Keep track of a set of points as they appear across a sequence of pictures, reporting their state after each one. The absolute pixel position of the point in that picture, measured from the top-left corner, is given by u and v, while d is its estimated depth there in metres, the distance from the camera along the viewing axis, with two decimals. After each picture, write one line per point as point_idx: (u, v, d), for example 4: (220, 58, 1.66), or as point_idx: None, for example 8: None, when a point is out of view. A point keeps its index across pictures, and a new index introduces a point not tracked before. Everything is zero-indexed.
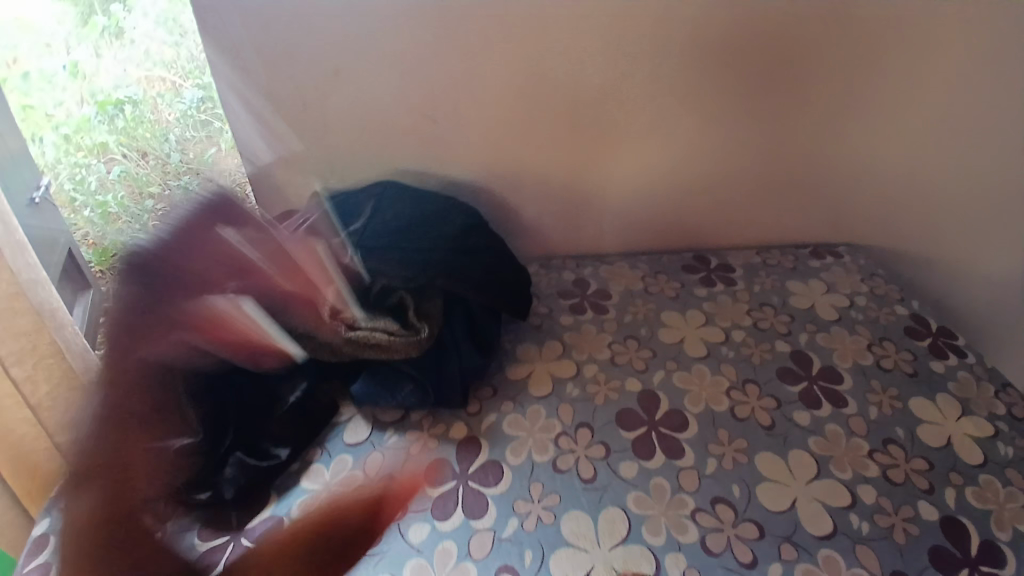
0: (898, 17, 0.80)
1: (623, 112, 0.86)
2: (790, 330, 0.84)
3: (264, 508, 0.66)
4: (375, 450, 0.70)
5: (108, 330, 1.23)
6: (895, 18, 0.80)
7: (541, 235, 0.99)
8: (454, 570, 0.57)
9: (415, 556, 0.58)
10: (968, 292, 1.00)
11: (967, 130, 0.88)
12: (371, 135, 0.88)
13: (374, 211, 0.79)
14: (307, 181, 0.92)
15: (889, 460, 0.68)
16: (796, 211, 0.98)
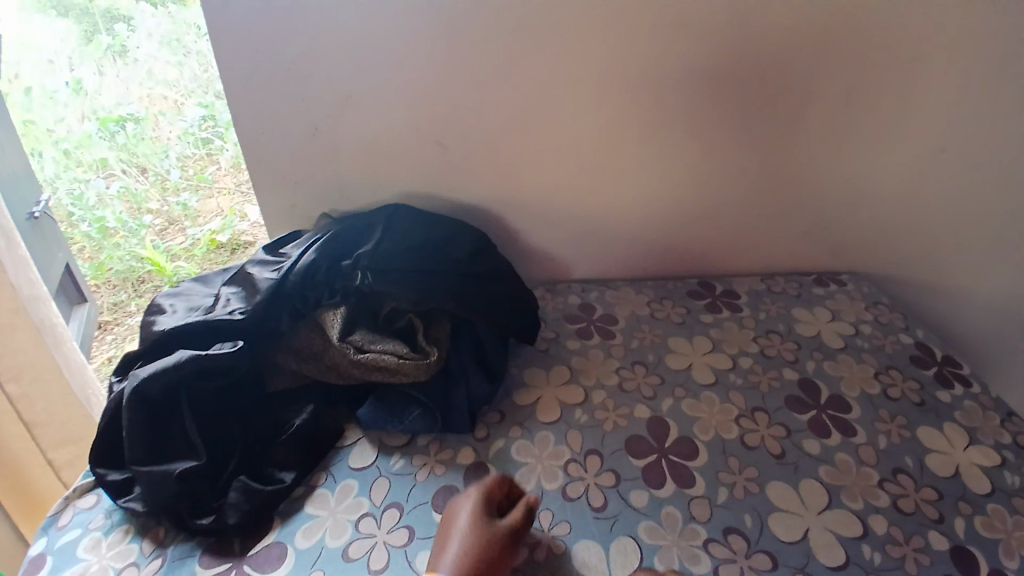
0: (914, 51, 0.80)
1: (630, 137, 0.87)
2: (797, 358, 0.84)
3: (268, 533, 0.62)
4: (382, 474, 0.67)
5: (112, 338, 1.51)
6: (911, 51, 0.80)
7: (545, 259, 0.99)
8: None
9: None
10: (967, 320, 1.01)
11: (977, 161, 0.88)
12: (379, 157, 0.89)
13: (381, 229, 0.78)
14: (317, 206, 0.94)
15: (899, 490, 0.68)
16: (801, 238, 0.98)
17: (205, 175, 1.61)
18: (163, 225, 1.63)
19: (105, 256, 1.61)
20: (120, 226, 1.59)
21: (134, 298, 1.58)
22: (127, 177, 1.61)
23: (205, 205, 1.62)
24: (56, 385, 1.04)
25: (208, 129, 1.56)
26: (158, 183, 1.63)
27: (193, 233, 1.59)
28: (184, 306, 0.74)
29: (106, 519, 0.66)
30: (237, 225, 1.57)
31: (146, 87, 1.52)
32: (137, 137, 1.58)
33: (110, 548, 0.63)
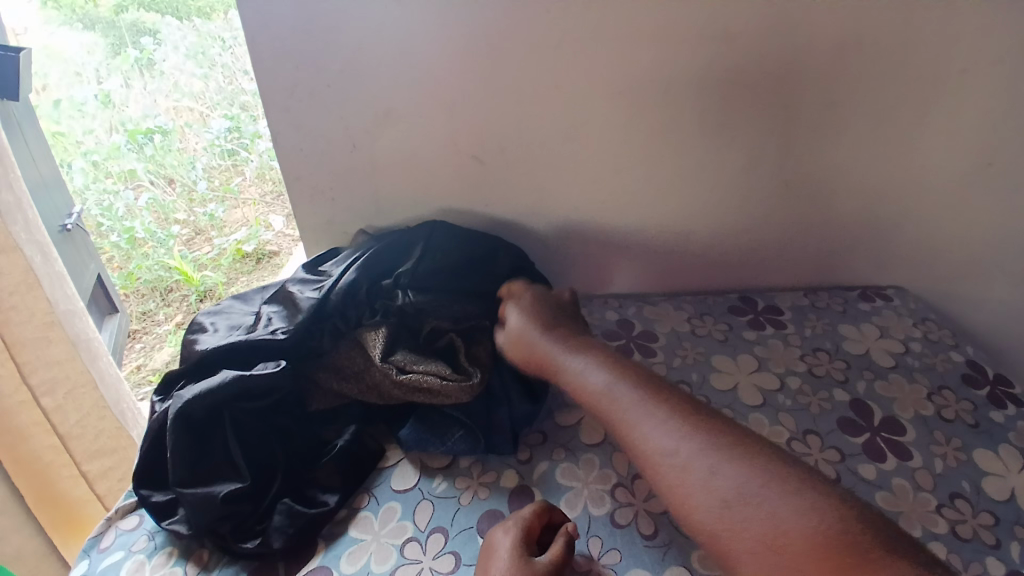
0: (966, 62, 0.77)
1: (668, 150, 0.85)
2: (847, 377, 0.81)
3: (312, 558, 0.62)
4: (425, 498, 0.66)
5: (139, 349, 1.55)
6: (963, 62, 0.77)
7: (581, 273, 0.98)
8: None
9: None
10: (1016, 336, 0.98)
11: None
12: (416, 173, 0.88)
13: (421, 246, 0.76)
14: (353, 222, 0.94)
15: (956, 515, 0.65)
16: (845, 251, 0.95)
17: (231, 185, 1.65)
18: (190, 235, 1.66)
19: (133, 266, 1.60)
20: (148, 237, 1.61)
21: (161, 307, 1.60)
22: (154, 188, 1.64)
23: (229, 216, 1.66)
24: (89, 398, 1.04)
25: (235, 140, 1.61)
26: (186, 193, 1.66)
27: (220, 243, 1.62)
28: (225, 325, 0.73)
29: (149, 541, 0.66)
30: (262, 235, 1.62)
31: (173, 100, 1.59)
32: (165, 149, 1.62)
33: (153, 572, 0.63)
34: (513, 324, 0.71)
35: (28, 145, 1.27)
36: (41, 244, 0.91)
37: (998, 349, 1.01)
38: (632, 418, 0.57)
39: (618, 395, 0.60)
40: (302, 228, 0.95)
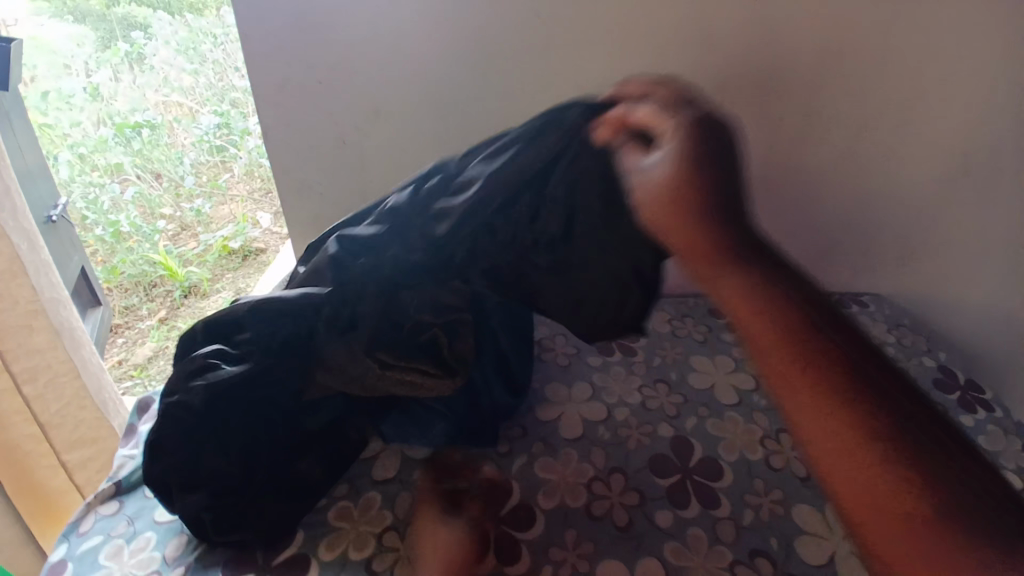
0: (944, 75, 0.80)
1: None
2: None
3: (290, 545, 0.65)
4: (404, 489, 0.69)
5: (120, 344, 1.58)
6: (942, 74, 0.80)
7: None
8: None
9: None
10: None
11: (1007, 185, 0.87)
12: (405, 170, 0.89)
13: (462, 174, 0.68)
14: (340, 217, 0.95)
15: None
16: (823, 257, 0.98)
17: (217, 182, 1.67)
18: (176, 230, 1.71)
19: (117, 261, 1.62)
20: (134, 231, 1.63)
21: (145, 302, 1.62)
22: (142, 181, 1.64)
23: (215, 211, 1.70)
24: (71, 388, 1.04)
25: (224, 136, 1.60)
26: (171, 188, 1.68)
27: (207, 239, 1.67)
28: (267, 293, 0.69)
29: (128, 527, 0.67)
30: (249, 231, 1.66)
31: (162, 94, 1.56)
32: (152, 143, 1.60)
33: (131, 556, 0.64)
34: (646, 183, 0.52)
35: (16, 133, 1.26)
36: (28, 232, 0.91)
37: None
38: (790, 351, 0.44)
39: (789, 342, 0.44)
40: (290, 221, 0.95)
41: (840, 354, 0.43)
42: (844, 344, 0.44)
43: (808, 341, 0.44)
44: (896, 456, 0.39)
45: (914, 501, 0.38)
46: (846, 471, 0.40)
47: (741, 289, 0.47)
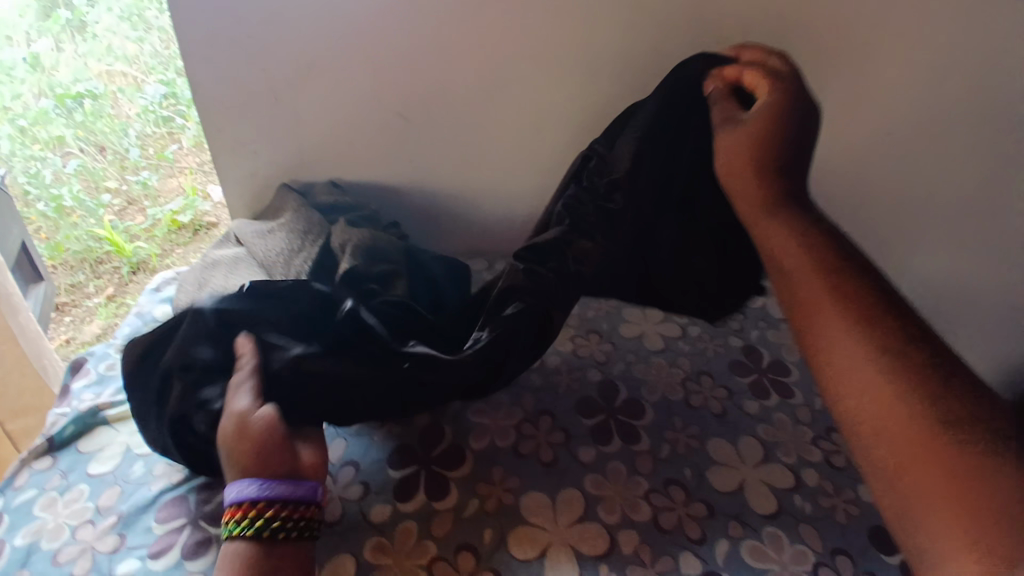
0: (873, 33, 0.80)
1: (591, 113, 0.86)
2: (743, 327, 0.84)
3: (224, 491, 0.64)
4: (339, 436, 0.69)
5: (66, 324, 1.52)
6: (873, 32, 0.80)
7: (503, 235, 0.99)
8: (416, 548, 0.58)
9: (373, 536, 0.59)
10: None
11: None
12: (339, 128, 0.89)
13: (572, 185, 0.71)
14: (277, 174, 0.94)
15: (832, 447, 0.69)
16: None
17: (166, 153, 1.57)
18: (122, 205, 1.61)
19: (60, 238, 1.57)
20: (76, 205, 1.57)
21: (92, 280, 1.54)
22: (84, 155, 1.59)
23: (164, 184, 1.59)
24: (11, 355, 1.02)
25: (171, 108, 1.51)
26: (116, 161, 1.60)
27: (153, 213, 1.56)
28: (285, 249, 0.75)
29: (62, 480, 0.67)
30: (200, 206, 1.55)
31: (105, 63, 1.51)
32: (95, 115, 1.56)
33: (66, 507, 0.65)
34: (726, 142, 0.63)
35: None
36: None
37: None
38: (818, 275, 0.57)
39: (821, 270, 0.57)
40: (225, 178, 0.94)
41: (878, 294, 0.55)
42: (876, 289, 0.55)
43: (843, 277, 0.56)
44: (905, 369, 0.50)
45: (911, 395, 0.48)
46: (852, 368, 0.52)
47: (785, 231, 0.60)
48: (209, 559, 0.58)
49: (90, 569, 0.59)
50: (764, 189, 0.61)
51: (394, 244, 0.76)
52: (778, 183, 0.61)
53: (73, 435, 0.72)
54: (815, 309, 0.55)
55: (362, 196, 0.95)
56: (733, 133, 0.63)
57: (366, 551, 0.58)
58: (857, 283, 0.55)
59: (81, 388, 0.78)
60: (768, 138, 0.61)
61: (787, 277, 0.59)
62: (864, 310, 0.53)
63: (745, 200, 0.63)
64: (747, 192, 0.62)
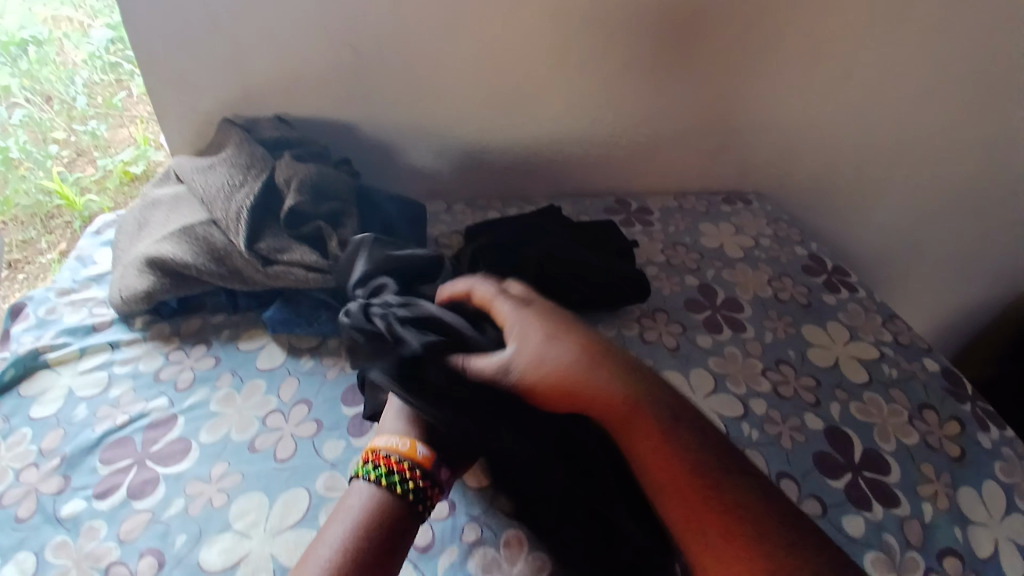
0: None
1: (547, 48, 0.83)
2: (699, 266, 0.87)
3: (170, 431, 0.63)
4: (291, 374, 0.68)
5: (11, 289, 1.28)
6: None
7: (464, 177, 0.97)
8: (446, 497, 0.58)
9: None
10: (869, 243, 1.06)
11: (889, 88, 0.87)
12: (284, 60, 0.85)
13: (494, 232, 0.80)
14: (220, 108, 0.90)
15: (779, 378, 0.72)
16: (721, 160, 0.97)
17: (114, 101, 1.32)
18: (72, 156, 1.31)
19: (8, 192, 1.26)
20: (23, 156, 1.26)
21: (43, 235, 1.25)
22: (31, 105, 1.28)
23: (113, 135, 1.33)
24: None
25: (118, 54, 1.28)
26: (63, 111, 1.30)
27: (104, 164, 1.31)
28: (223, 185, 0.73)
29: (3, 423, 0.66)
30: (151, 155, 1.32)
31: (50, 6, 1.29)
32: (41, 62, 1.28)
33: (9, 450, 0.63)
34: (529, 354, 0.49)
35: None
36: None
37: (853, 259, 1.09)
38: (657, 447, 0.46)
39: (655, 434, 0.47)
40: (165, 114, 0.91)
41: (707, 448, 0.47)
42: (748, 486, 0.46)
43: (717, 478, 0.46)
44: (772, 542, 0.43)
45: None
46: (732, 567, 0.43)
47: (651, 440, 0.46)
48: (156, 497, 0.58)
49: (35, 510, 0.58)
50: (622, 394, 0.48)
51: (342, 180, 0.76)
52: (615, 365, 0.49)
53: (14, 379, 0.70)
54: (690, 529, 0.45)
55: (311, 133, 0.92)
56: (528, 323, 0.51)
57: None
58: (745, 501, 0.45)
59: (20, 332, 0.75)
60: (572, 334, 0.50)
61: (657, 496, 0.46)
62: (745, 524, 0.44)
63: (605, 404, 0.47)
64: (603, 399, 0.47)
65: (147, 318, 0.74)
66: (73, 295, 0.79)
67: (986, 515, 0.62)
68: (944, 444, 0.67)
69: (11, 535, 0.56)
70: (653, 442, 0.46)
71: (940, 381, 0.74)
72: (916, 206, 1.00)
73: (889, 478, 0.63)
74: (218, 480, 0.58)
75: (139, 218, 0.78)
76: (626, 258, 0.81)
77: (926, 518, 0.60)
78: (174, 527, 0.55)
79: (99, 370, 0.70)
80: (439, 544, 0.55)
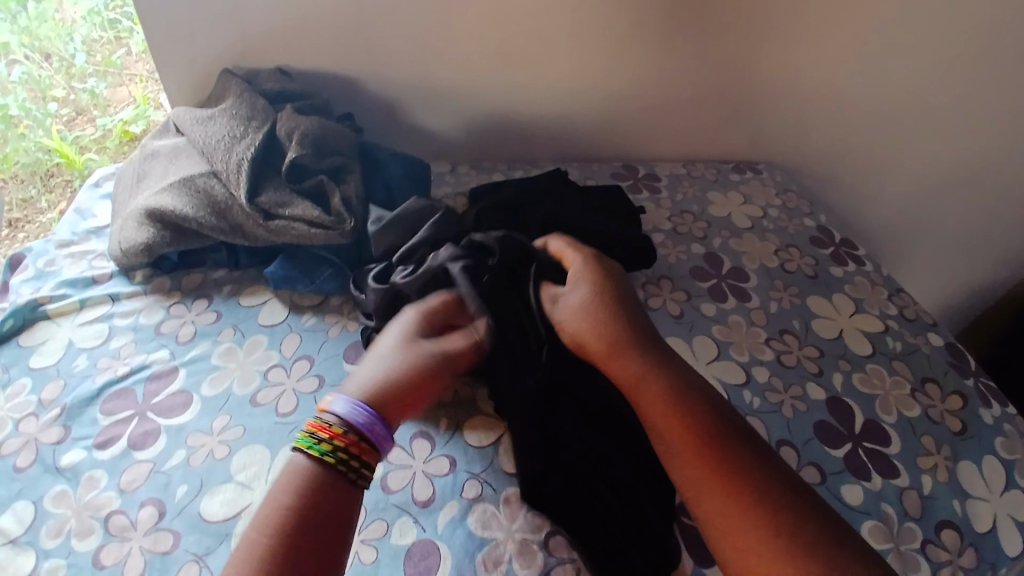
0: None
1: (556, 5, 0.80)
2: (706, 235, 0.85)
3: (172, 383, 0.63)
4: (293, 331, 0.68)
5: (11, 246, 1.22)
6: None
7: (469, 138, 0.96)
8: (444, 455, 0.58)
9: (428, 443, 0.59)
10: (878, 217, 1.05)
11: (907, 57, 0.85)
12: (285, 11, 0.82)
13: (498, 191, 0.79)
14: (219, 60, 0.88)
15: (783, 347, 0.72)
16: (732, 127, 0.95)
17: (113, 59, 1.31)
18: (71, 115, 1.28)
19: (7, 150, 1.20)
20: (22, 113, 1.21)
21: (43, 194, 1.21)
22: (30, 62, 1.24)
23: (113, 93, 1.31)
24: None
25: (118, 11, 1.30)
26: (62, 68, 1.28)
27: (103, 123, 1.29)
28: (225, 136, 0.72)
29: (2, 373, 0.65)
30: (151, 114, 1.30)
31: None
32: (40, 19, 1.25)
33: (7, 400, 0.63)
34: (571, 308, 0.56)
35: None
36: None
37: (861, 233, 1.07)
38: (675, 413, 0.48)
39: (676, 402, 0.49)
40: (161, 62, 0.89)
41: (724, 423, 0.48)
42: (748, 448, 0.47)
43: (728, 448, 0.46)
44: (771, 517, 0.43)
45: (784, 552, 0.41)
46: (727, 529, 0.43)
47: (663, 399, 0.49)
48: (157, 449, 0.58)
49: (36, 459, 0.58)
50: (650, 365, 0.51)
51: (344, 135, 0.74)
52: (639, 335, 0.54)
53: (13, 330, 0.69)
54: (694, 484, 0.46)
55: (312, 85, 0.90)
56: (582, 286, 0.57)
57: (418, 453, 0.58)
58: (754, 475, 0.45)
59: (19, 283, 0.74)
60: (614, 298, 0.56)
61: (669, 457, 0.47)
62: (749, 495, 0.44)
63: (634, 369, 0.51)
64: (630, 367, 0.52)
65: (147, 272, 0.74)
66: (72, 248, 0.78)
67: (986, 490, 0.62)
68: (946, 418, 0.67)
69: (10, 486, 0.56)
70: (670, 407, 0.49)
71: (944, 355, 0.74)
72: (928, 181, 0.98)
73: (890, 450, 0.63)
74: (220, 432, 0.58)
75: (138, 170, 0.77)
76: (632, 223, 0.80)
77: (926, 490, 0.60)
78: (176, 479, 0.55)
79: (99, 322, 0.70)
80: (441, 499, 0.55)
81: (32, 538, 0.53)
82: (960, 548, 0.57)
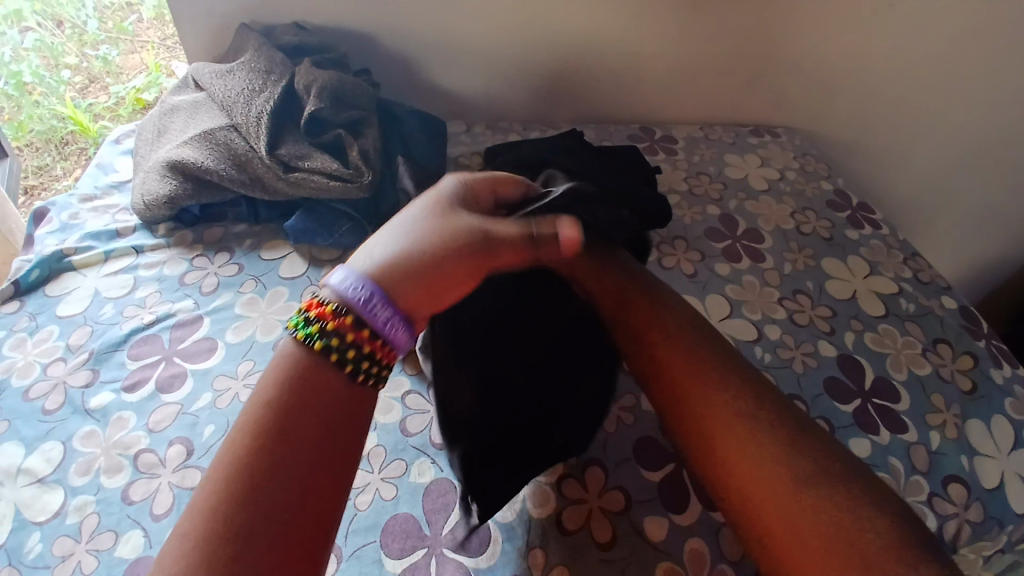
0: None
1: None
2: (721, 197, 0.85)
3: (196, 330, 0.65)
4: (312, 283, 0.69)
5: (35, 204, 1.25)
6: None
7: (485, 100, 0.96)
8: None
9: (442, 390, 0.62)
10: (898, 185, 1.03)
11: (932, 16, 0.82)
12: None
13: (507, 152, 0.78)
14: (237, 14, 0.89)
15: (796, 307, 0.72)
16: (750, 90, 0.94)
17: (123, 26, 1.33)
18: (85, 82, 1.31)
19: (23, 116, 1.23)
20: (36, 80, 1.24)
21: (59, 161, 1.24)
22: (42, 29, 1.28)
23: (124, 60, 1.32)
24: None
25: None
26: (75, 35, 1.30)
27: (116, 90, 1.29)
28: (244, 87, 0.72)
29: (30, 321, 0.68)
30: (162, 81, 1.28)
31: None
32: None
33: (36, 346, 0.65)
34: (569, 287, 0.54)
35: None
36: None
37: (879, 201, 1.06)
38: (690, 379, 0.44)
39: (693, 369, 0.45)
40: (179, 17, 0.89)
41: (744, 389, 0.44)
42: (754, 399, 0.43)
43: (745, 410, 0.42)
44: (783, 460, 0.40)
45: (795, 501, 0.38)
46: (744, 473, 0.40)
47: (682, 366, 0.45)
48: (182, 392, 0.60)
49: (65, 401, 0.60)
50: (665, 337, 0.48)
51: (361, 88, 0.74)
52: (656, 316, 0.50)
53: (39, 280, 0.71)
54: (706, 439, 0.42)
55: (330, 40, 0.90)
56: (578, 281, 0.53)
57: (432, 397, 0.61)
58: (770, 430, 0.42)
59: (44, 234, 0.76)
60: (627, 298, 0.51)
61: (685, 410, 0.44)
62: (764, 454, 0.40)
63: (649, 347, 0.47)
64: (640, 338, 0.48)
65: (170, 225, 0.75)
66: (95, 202, 0.80)
67: (995, 448, 0.62)
68: (957, 377, 0.68)
69: (38, 427, 0.59)
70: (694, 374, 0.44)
71: (957, 318, 0.74)
72: (949, 147, 0.97)
73: (899, 407, 0.64)
74: (244, 376, 0.60)
75: (158, 123, 0.78)
76: (648, 181, 0.80)
77: (934, 446, 0.61)
78: (203, 420, 0.57)
79: (124, 272, 0.71)
80: None
81: (60, 477, 0.55)
82: (966, 503, 0.58)
